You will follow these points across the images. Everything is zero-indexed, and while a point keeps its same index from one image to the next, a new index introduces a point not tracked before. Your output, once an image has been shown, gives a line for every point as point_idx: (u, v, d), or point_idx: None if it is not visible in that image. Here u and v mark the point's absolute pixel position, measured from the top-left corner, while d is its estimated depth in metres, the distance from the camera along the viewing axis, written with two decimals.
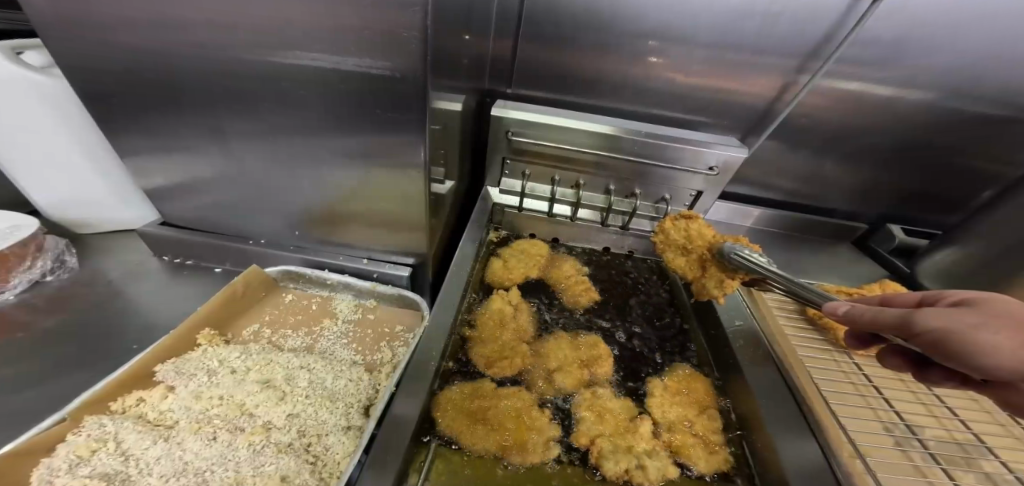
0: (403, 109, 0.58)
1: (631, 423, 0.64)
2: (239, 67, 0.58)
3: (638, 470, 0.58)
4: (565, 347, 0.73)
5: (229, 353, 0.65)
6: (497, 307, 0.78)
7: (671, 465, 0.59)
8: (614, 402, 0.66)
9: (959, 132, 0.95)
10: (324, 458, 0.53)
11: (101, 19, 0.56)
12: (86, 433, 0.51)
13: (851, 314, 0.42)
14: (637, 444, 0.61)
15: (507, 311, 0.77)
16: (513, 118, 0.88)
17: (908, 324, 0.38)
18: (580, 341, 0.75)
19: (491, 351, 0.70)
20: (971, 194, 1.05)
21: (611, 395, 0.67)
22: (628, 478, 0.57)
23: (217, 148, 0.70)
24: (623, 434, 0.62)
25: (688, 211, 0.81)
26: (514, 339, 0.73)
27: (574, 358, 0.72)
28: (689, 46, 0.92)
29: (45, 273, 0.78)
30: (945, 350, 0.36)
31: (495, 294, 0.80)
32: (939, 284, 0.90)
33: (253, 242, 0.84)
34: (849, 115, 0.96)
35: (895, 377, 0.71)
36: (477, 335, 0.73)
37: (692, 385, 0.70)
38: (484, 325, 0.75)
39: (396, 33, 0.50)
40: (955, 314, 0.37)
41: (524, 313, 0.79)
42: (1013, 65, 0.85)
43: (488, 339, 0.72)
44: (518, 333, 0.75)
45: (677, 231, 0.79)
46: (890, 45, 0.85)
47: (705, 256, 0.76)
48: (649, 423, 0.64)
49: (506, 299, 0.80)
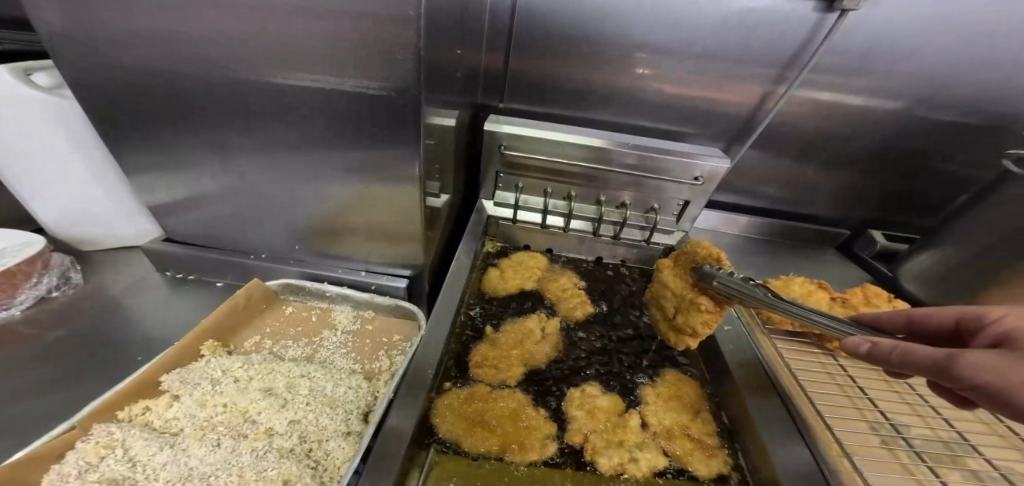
0: (398, 125, 0.61)
1: (619, 419, 0.66)
2: (243, 86, 0.62)
3: (631, 463, 0.60)
4: (675, 276, 0.79)
5: (231, 362, 0.67)
6: (529, 326, 0.79)
7: (659, 456, 0.62)
8: (602, 399, 0.68)
9: (930, 138, 1.00)
10: (325, 462, 0.55)
11: (114, 44, 0.60)
12: (94, 440, 0.52)
13: (875, 355, 0.43)
14: (627, 438, 0.63)
15: (535, 334, 0.78)
16: (505, 133, 0.92)
17: (942, 369, 0.39)
18: (689, 271, 0.77)
19: (500, 364, 0.71)
20: (946, 200, 1.09)
21: (598, 393, 0.69)
22: (624, 473, 0.59)
23: (221, 165, 0.73)
24: (612, 430, 0.64)
25: (822, 281, 0.86)
26: (535, 351, 0.75)
27: (677, 296, 0.76)
28: (671, 60, 0.97)
29: (51, 289, 0.80)
30: (999, 400, 0.36)
31: (534, 314, 0.82)
32: (921, 287, 0.92)
33: (254, 256, 0.86)
34: (826, 124, 1.00)
35: (889, 389, 0.72)
36: (497, 345, 0.75)
37: (659, 383, 0.73)
38: (506, 334, 0.77)
39: (391, 55, 0.54)
40: (1005, 369, 0.36)
41: (549, 342, 0.78)
42: (972, 75, 0.90)
43: (504, 355, 0.73)
44: (530, 356, 0.74)
45: (802, 285, 0.84)
46: (858, 56, 0.91)
47: None
48: (637, 415, 0.67)
49: (540, 325, 0.80)
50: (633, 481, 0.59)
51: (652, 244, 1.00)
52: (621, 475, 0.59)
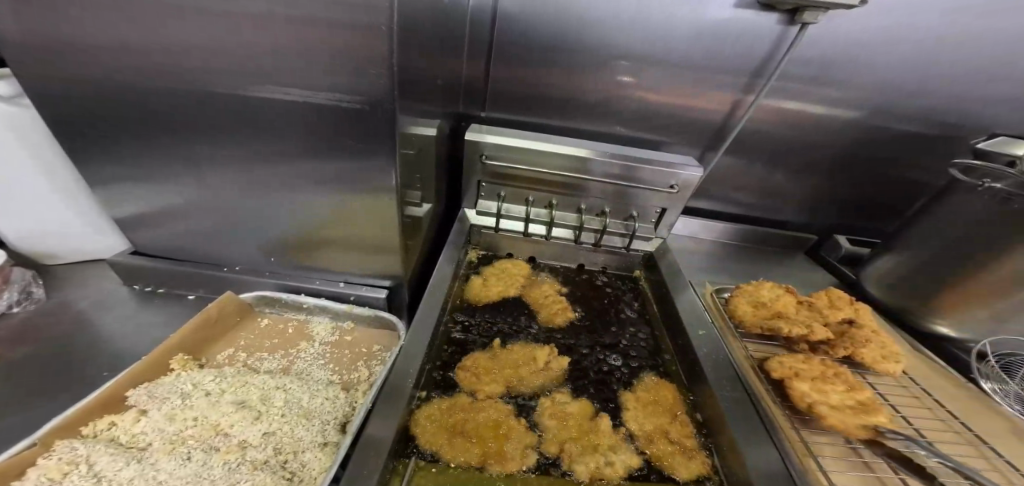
0: (374, 137, 0.62)
1: (592, 422, 0.67)
2: (218, 97, 0.62)
3: (606, 466, 0.61)
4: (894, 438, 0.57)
5: (203, 376, 0.65)
6: (522, 351, 0.78)
7: (634, 457, 0.63)
8: (572, 406, 0.69)
9: (887, 147, 1.05)
10: (300, 474, 0.54)
11: (84, 54, 0.60)
12: (57, 456, 0.51)
13: None
14: (602, 442, 0.64)
15: (535, 364, 0.76)
16: (487, 143, 0.93)
17: None
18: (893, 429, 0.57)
19: (482, 375, 0.72)
20: (905, 205, 1.15)
21: (569, 399, 0.70)
22: (601, 476, 0.60)
23: (194, 176, 0.72)
24: (585, 435, 0.65)
25: (788, 287, 0.90)
26: (523, 362, 0.76)
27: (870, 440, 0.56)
28: (646, 69, 1.00)
29: (11, 305, 0.77)
30: None
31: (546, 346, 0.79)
32: (882, 288, 0.97)
33: (229, 269, 0.85)
34: (792, 133, 1.05)
35: None
36: (491, 356, 0.76)
37: (635, 386, 0.75)
38: (499, 350, 0.77)
39: (365, 68, 0.55)
40: None
41: (550, 376, 0.75)
42: (923, 86, 0.97)
43: (491, 368, 0.73)
44: (516, 374, 0.74)
45: (770, 290, 0.88)
46: (820, 67, 0.96)
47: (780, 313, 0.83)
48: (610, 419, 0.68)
49: (547, 357, 0.77)
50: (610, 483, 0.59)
51: (632, 251, 1.02)
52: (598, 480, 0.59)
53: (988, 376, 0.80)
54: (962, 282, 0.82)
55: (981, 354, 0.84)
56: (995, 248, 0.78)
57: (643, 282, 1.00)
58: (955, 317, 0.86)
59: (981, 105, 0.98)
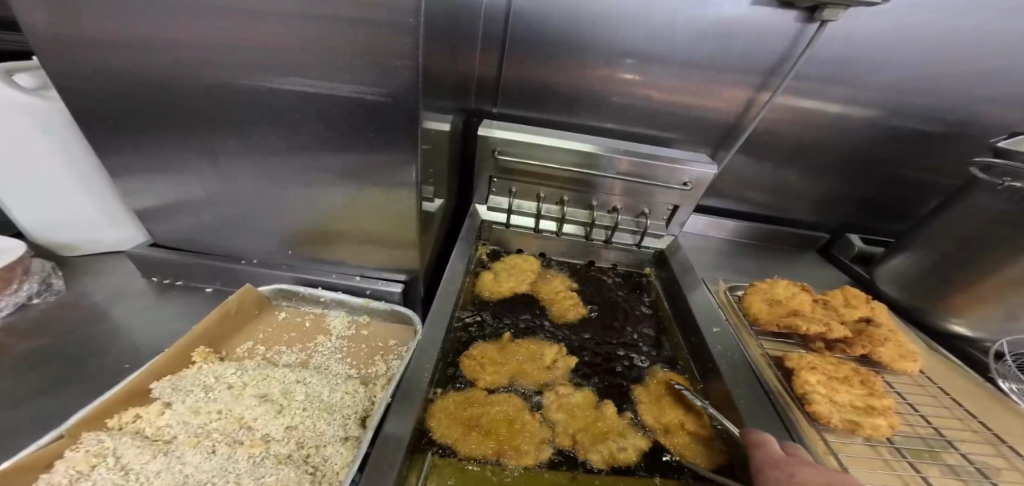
0: (395, 131, 0.61)
1: (597, 411, 0.68)
2: (237, 89, 0.61)
3: (620, 452, 0.62)
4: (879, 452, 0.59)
5: (224, 369, 0.65)
6: (526, 347, 0.77)
7: (642, 439, 0.64)
8: (575, 396, 0.69)
9: (903, 146, 1.05)
10: (324, 468, 0.54)
11: (103, 45, 0.59)
12: (84, 449, 0.51)
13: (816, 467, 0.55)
14: (610, 429, 0.65)
15: (540, 359, 0.75)
16: (498, 139, 0.92)
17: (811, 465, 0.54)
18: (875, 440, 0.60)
19: (486, 365, 0.72)
20: (918, 205, 1.15)
21: (573, 390, 0.70)
22: (616, 462, 0.61)
23: (212, 169, 0.72)
24: (595, 423, 0.66)
25: (801, 284, 0.89)
26: (528, 358, 0.75)
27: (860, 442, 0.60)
28: (661, 65, 0.99)
29: (31, 296, 0.77)
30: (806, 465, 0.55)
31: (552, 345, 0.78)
32: (897, 287, 0.97)
33: (245, 262, 0.85)
34: (807, 131, 1.04)
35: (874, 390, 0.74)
36: (499, 349, 0.75)
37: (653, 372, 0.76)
38: (506, 344, 0.77)
39: (388, 62, 0.54)
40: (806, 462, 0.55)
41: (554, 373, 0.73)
42: (942, 83, 0.95)
43: (498, 361, 0.73)
44: (523, 370, 0.73)
45: (785, 288, 0.87)
46: (838, 65, 0.95)
47: (795, 310, 0.83)
48: (614, 405, 0.69)
49: (554, 356, 0.76)
50: (625, 467, 0.60)
51: (643, 248, 1.02)
52: (612, 466, 0.60)
53: (1005, 375, 0.79)
54: (974, 283, 0.82)
55: (998, 354, 0.83)
56: (1008, 248, 0.77)
57: (654, 279, 1.00)
58: (969, 317, 0.85)
59: (999, 104, 0.97)
